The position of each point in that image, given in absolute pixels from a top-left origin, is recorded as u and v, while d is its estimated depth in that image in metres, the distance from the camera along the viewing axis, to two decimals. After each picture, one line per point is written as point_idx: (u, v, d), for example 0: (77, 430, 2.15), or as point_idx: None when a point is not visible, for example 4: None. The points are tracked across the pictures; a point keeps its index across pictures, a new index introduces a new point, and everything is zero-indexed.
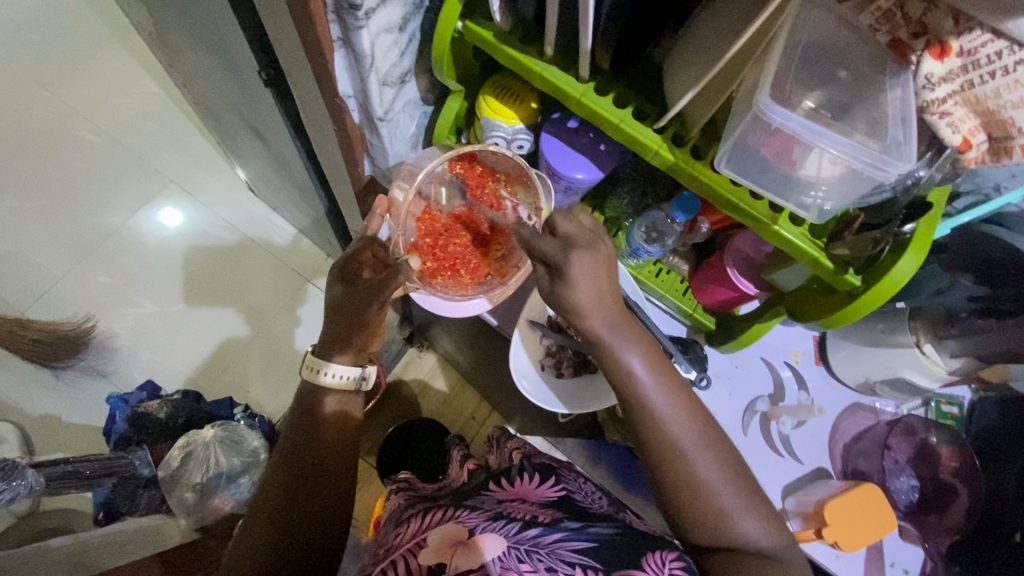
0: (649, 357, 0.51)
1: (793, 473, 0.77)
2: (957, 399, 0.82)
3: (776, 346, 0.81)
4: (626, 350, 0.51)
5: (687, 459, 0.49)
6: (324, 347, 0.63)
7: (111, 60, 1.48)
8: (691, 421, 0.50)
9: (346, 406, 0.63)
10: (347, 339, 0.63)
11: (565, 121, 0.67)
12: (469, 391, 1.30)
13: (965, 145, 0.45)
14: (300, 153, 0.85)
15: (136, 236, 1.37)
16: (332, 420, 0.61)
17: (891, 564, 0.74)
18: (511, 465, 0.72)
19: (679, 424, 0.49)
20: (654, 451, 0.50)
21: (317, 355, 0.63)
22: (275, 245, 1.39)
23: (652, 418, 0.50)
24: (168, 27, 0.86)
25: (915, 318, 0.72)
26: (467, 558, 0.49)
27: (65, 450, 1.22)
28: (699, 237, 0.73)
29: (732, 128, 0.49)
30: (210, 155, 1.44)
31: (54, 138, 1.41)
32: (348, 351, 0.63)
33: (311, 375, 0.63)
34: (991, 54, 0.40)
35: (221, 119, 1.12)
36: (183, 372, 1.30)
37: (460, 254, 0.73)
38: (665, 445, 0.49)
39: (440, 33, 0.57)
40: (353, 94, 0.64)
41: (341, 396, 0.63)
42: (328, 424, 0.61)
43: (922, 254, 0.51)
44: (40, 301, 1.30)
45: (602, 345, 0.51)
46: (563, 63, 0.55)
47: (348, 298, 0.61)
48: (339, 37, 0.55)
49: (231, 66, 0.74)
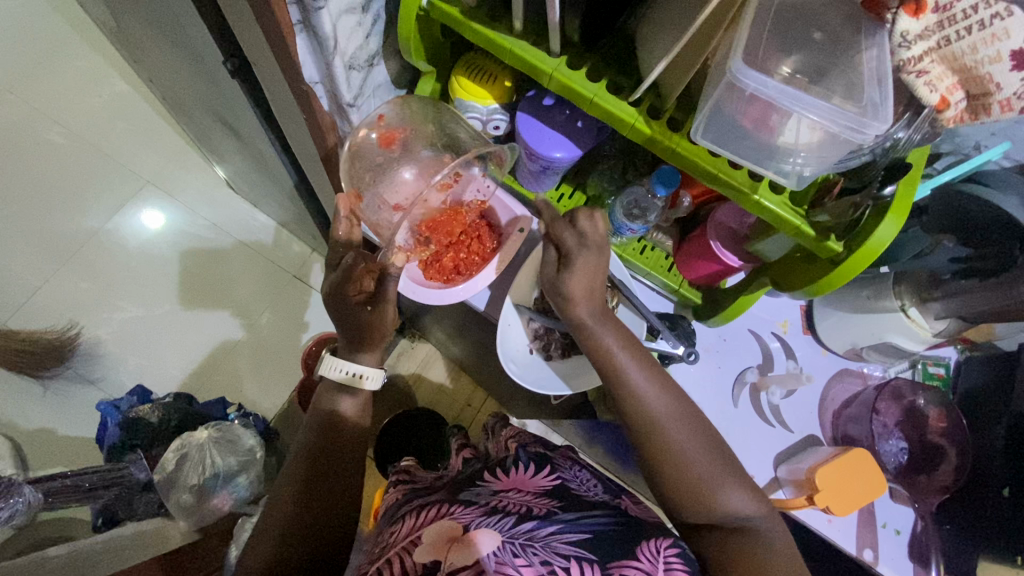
0: (624, 339, 0.57)
1: (784, 442, 0.78)
2: (943, 360, 0.83)
3: (764, 318, 0.82)
4: (604, 332, 0.57)
5: (667, 435, 0.52)
6: (343, 343, 0.66)
7: (76, 59, 1.43)
8: (666, 397, 0.54)
9: (361, 405, 0.66)
10: (367, 341, 0.65)
11: (540, 99, 0.66)
12: (464, 377, 1.29)
13: (943, 104, 0.44)
14: (275, 145, 0.83)
15: (115, 240, 1.34)
16: (350, 422, 0.64)
17: (882, 526, 0.76)
18: (506, 455, 0.70)
19: (655, 400, 0.54)
20: (636, 421, 0.54)
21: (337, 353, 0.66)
22: (258, 240, 1.37)
23: (630, 393, 0.54)
24: (127, 19, 0.83)
25: (899, 283, 0.71)
26: (462, 554, 0.48)
27: (56, 459, 1.20)
28: (681, 212, 0.72)
29: (707, 97, 0.48)
30: (186, 152, 1.40)
31: (23, 143, 1.37)
32: (368, 351, 0.66)
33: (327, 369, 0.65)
34: (967, 8, 0.40)
35: (191, 114, 1.09)
36: (173, 375, 1.28)
37: (442, 250, 0.73)
38: (646, 421, 0.53)
39: (404, 11, 0.55)
40: (321, 79, 0.62)
41: (355, 398, 0.65)
42: (346, 419, 0.64)
43: (901, 218, 0.50)
44: (22, 310, 1.28)
45: (585, 327, 0.57)
46: (533, 38, 0.53)
47: (380, 312, 0.64)
48: (300, 21, 0.53)
49: (195, 56, 0.71)
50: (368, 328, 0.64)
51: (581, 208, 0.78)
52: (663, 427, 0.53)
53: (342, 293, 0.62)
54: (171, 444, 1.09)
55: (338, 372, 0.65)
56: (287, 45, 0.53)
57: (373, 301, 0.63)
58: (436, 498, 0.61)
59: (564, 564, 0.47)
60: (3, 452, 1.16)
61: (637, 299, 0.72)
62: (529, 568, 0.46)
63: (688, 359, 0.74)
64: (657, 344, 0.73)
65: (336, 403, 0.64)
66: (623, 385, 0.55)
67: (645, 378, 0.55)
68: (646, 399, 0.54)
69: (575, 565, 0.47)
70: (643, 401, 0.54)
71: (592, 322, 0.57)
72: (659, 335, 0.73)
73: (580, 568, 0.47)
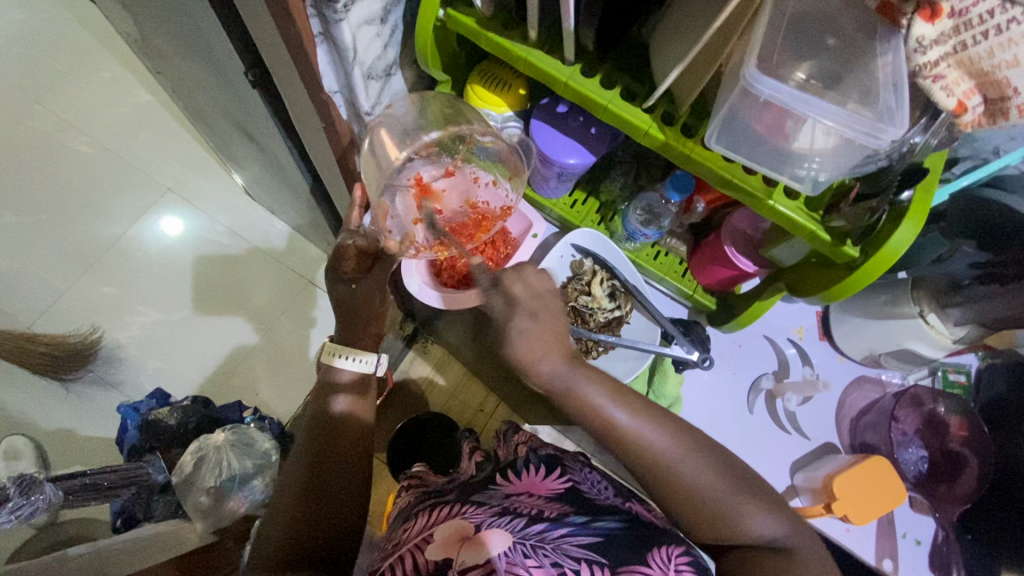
0: (614, 392, 0.52)
1: (801, 449, 0.77)
2: (964, 367, 0.81)
3: (779, 323, 0.81)
4: (591, 391, 0.52)
5: (678, 471, 0.50)
6: (340, 336, 0.68)
7: (101, 70, 1.48)
8: (669, 436, 0.51)
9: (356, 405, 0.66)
10: (365, 329, 0.69)
11: (554, 106, 0.67)
12: (477, 383, 1.29)
13: (960, 108, 0.43)
14: (293, 153, 0.85)
15: (137, 246, 1.37)
16: (344, 422, 0.64)
17: (903, 536, 0.75)
18: (516, 458, 0.70)
19: (659, 443, 0.51)
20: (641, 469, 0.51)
21: (337, 342, 0.68)
22: (275, 246, 1.40)
23: (630, 441, 0.51)
24: (152, 32, 0.85)
25: (918, 288, 0.70)
26: (473, 554, 0.49)
27: (77, 461, 1.23)
28: (695, 217, 0.73)
29: (721, 103, 0.48)
30: (206, 160, 1.44)
31: (49, 152, 1.41)
32: (365, 340, 0.69)
33: (328, 359, 0.67)
34: (984, 13, 0.39)
35: (212, 123, 1.11)
36: (191, 379, 1.30)
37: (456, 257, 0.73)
38: (653, 466, 0.51)
39: (421, 21, 0.57)
40: (340, 88, 0.63)
41: (351, 395, 0.66)
42: (342, 417, 0.64)
43: (921, 219, 0.50)
44: (47, 314, 1.31)
45: (564, 393, 0.52)
46: (548, 46, 0.54)
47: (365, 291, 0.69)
48: (320, 32, 0.54)
49: (217, 67, 0.73)
50: (365, 307, 0.69)
51: (594, 212, 0.79)
52: (671, 465, 0.50)
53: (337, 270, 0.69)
54: (190, 445, 1.11)
55: (350, 362, 0.67)
56: (308, 56, 0.55)
57: (359, 279, 0.69)
58: (448, 499, 0.61)
59: (575, 567, 0.47)
60: (27, 454, 1.19)
61: (651, 305, 0.74)
62: (540, 569, 0.47)
63: (703, 366, 0.74)
64: (673, 350, 0.74)
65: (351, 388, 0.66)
66: (617, 435, 0.51)
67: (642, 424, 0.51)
68: (650, 446, 0.51)
69: (585, 568, 0.47)
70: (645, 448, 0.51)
71: (573, 378, 0.52)
72: (674, 341, 0.74)
73: (590, 571, 0.47)
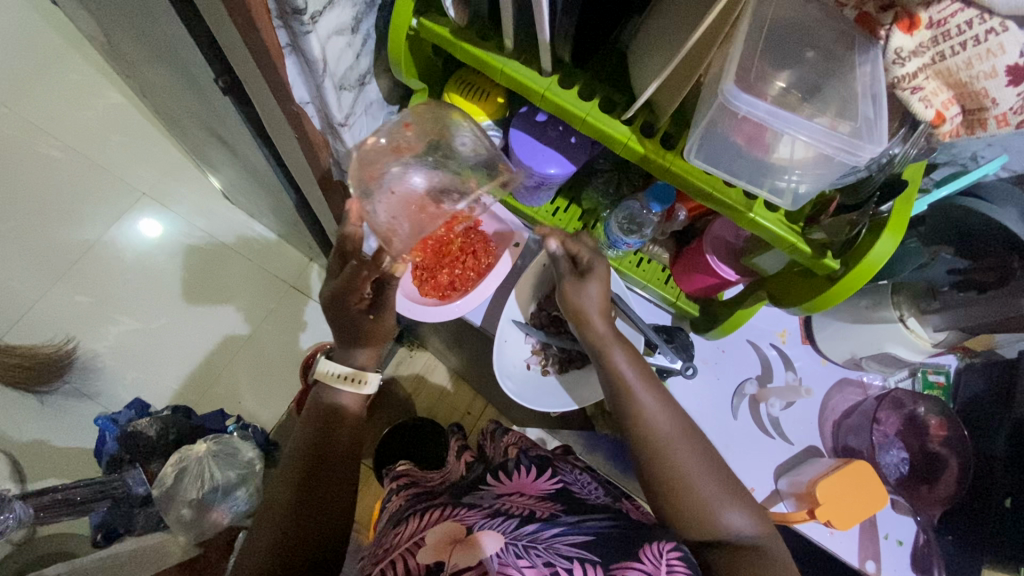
0: (635, 361, 0.59)
1: (784, 454, 0.78)
2: (943, 367, 0.82)
3: (763, 328, 0.81)
4: (617, 351, 0.59)
5: (676, 453, 0.53)
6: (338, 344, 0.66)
7: (70, 72, 1.43)
8: (675, 420, 0.55)
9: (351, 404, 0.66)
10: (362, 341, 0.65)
11: (533, 114, 0.66)
12: (464, 386, 1.28)
13: (939, 119, 0.43)
14: (269, 159, 0.82)
15: (112, 252, 1.34)
16: (342, 428, 0.64)
17: (884, 537, 0.75)
18: (506, 459, 0.69)
19: (664, 421, 0.55)
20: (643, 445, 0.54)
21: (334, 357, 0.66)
22: (254, 250, 1.37)
23: (643, 413, 0.55)
24: (118, 35, 0.82)
25: (898, 292, 0.70)
26: (466, 555, 0.47)
27: (54, 474, 1.20)
28: (677, 225, 0.72)
29: (700, 116, 0.47)
30: (182, 163, 1.40)
31: (17, 156, 1.36)
32: (367, 346, 0.66)
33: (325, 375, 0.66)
34: (962, 24, 0.39)
35: (184, 126, 1.08)
36: (170, 388, 1.27)
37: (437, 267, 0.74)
38: (655, 440, 0.54)
39: (393, 29, 0.55)
40: (311, 100, 0.61)
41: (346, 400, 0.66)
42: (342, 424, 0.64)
43: (899, 234, 0.50)
44: (19, 324, 1.27)
45: (597, 340, 0.60)
46: (525, 57, 0.53)
47: (381, 319, 0.64)
48: (288, 43, 0.52)
49: (186, 73, 0.71)
50: (366, 332, 0.64)
51: (576, 220, 0.77)
52: (671, 445, 0.53)
53: (342, 301, 0.61)
54: (171, 457, 1.08)
55: (336, 376, 0.65)
56: (276, 68, 0.53)
57: (373, 309, 0.63)
58: (440, 501, 0.60)
59: (567, 565, 0.46)
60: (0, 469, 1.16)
61: (633, 312, 0.72)
62: (532, 569, 0.45)
63: (687, 373, 0.74)
64: (655, 359, 0.73)
65: (341, 404, 0.65)
66: (632, 401, 0.56)
67: (657, 401, 0.56)
68: (656, 421, 0.54)
69: (579, 567, 0.46)
70: (652, 421, 0.54)
71: (609, 339, 0.60)
72: (657, 349, 0.73)
73: (583, 570, 0.46)
